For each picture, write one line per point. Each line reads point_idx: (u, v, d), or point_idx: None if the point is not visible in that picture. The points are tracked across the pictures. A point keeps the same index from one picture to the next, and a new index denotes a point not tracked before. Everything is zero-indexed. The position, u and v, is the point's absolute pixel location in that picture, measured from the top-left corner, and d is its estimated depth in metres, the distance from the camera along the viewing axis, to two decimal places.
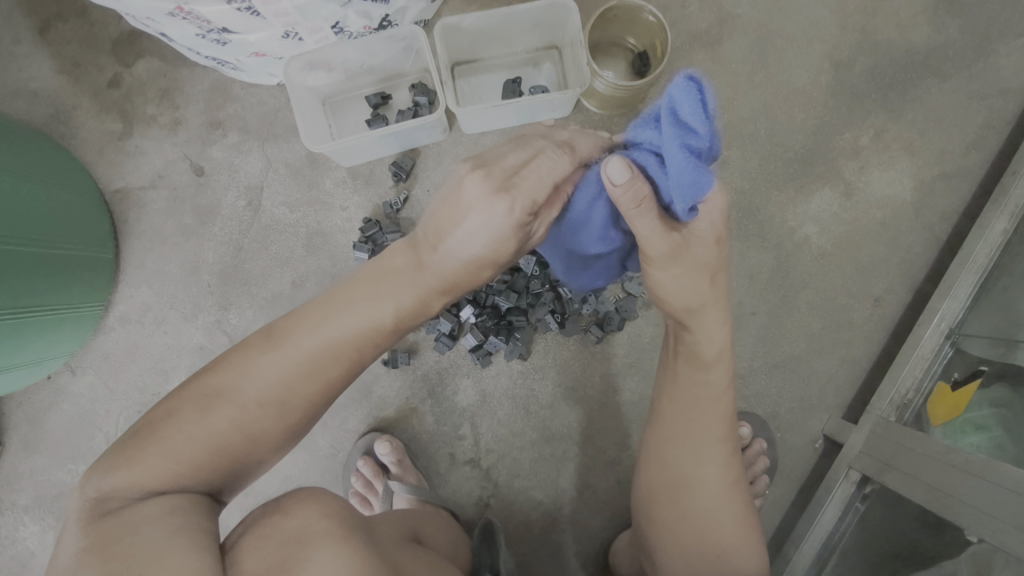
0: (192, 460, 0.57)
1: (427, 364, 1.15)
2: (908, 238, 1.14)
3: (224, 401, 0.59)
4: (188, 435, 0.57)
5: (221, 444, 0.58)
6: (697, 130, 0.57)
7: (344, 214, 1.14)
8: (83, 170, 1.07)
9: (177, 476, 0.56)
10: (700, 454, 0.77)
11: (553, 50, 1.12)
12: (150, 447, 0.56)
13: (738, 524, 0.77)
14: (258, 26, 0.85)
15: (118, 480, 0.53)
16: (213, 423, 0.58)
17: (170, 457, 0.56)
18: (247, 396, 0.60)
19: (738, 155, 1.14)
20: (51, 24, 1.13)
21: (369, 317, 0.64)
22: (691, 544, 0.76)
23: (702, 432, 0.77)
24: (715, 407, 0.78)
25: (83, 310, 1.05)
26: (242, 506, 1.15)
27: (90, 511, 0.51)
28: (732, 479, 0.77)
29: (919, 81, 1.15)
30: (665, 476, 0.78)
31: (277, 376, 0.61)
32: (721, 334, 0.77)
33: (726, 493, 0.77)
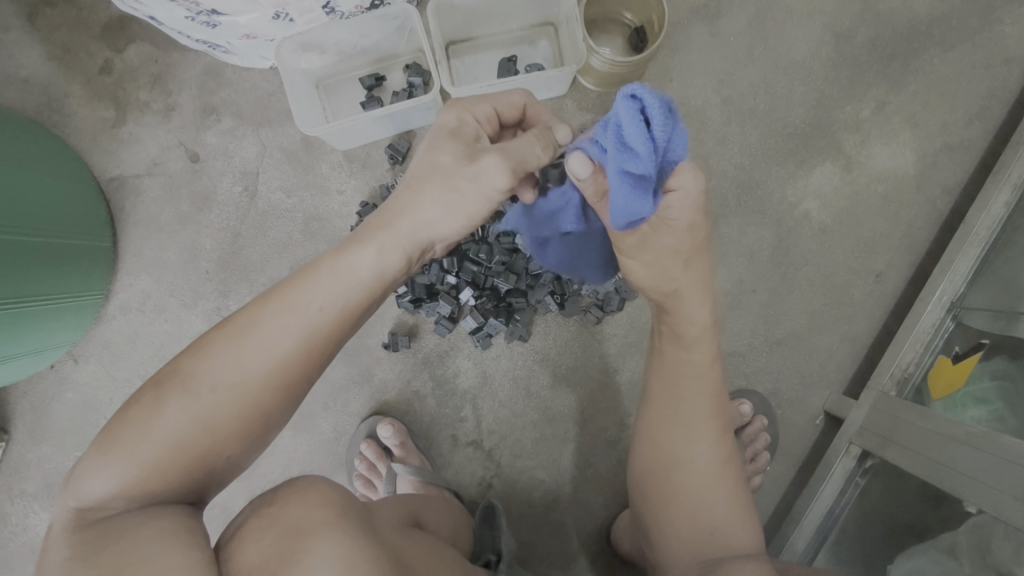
0: (149, 458, 0.53)
1: (427, 347, 1.15)
2: (910, 212, 1.13)
3: (176, 396, 0.56)
4: (147, 433, 0.54)
5: (181, 440, 0.55)
6: (639, 153, 0.51)
7: (341, 197, 1.13)
8: (77, 158, 1.07)
9: (142, 479, 0.53)
10: (692, 434, 0.78)
11: (549, 26, 1.10)
12: (112, 447, 0.54)
13: (731, 501, 0.77)
14: (248, 7, 0.84)
15: (92, 488, 0.52)
16: (168, 416, 0.55)
17: (127, 460, 0.53)
18: (205, 381, 0.56)
19: (737, 131, 1.12)
20: (40, 10, 1.12)
21: (327, 285, 0.61)
22: (686, 521, 0.76)
23: (691, 410, 0.78)
24: (703, 385, 0.79)
25: (82, 298, 1.04)
26: (248, 491, 1.16)
27: (73, 521, 0.51)
28: (724, 456, 0.78)
29: (921, 52, 1.13)
30: (656, 460, 0.79)
31: (233, 358, 0.57)
32: (705, 308, 0.78)
33: (721, 471, 0.77)
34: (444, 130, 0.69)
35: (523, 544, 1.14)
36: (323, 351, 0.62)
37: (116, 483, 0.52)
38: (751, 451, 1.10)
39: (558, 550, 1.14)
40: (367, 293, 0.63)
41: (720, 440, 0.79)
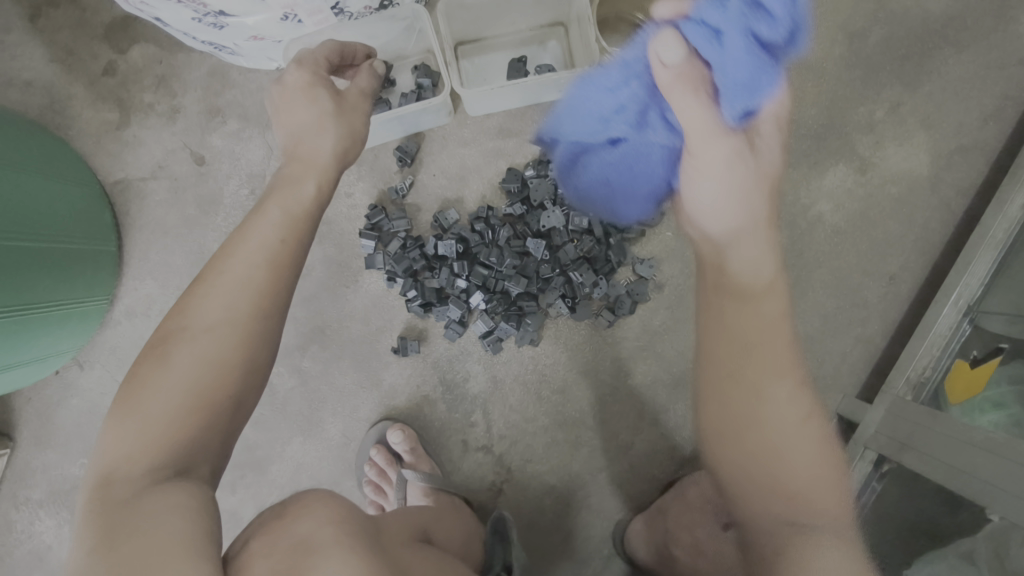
0: (163, 407, 0.55)
1: (437, 351, 1.13)
2: (924, 214, 1.12)
3: (173, 347, 0.58)
4: (162, 388, 0.56)
5: (196, 382, 0.56)
6: (772, 16, 0.65)
7: (350, 200, 1.12)
8: (81, 161, 1.05)
9: (160, 435, 0.54)
10: (772, 378, 0.70)
11: (559, 27, 1.08)
12: (130, 408, 0.55)
13: (818, 448, 0.70)
14: (256, 9, 0.83)
15: (110, 458, 0.53)
16: (177, 362, 0.57)
17: (143, 412, 0.55)
18: (193, 327, 0.59)
19: None
20: (41, 10, 1.10)
21: (267, 223, 0.66)
22: (756, 481, 0.69)
23: (771, 363, 0.70)
24: (773, 334, 0.71)
25: (88, 304, 1.03)
26: (256, 497, 1.14)
27: (93, 499, 0.51)
28: (805, 407, 0.70)
29: (936, 51, 1.12)
30: (747, 439, 0.69)
31: (220, 300, 0.60)
32: (766, 261, 0.75)
33: (803, 431, 0.70)
34: (277, 92, 0.75)
35: (535, 548, 1.13)
36: (292, 277, 0.65)
37: (134, 448, 0.53)
38: None
39: (570, 555, 1.13)
40: (311, 211, 0.69)
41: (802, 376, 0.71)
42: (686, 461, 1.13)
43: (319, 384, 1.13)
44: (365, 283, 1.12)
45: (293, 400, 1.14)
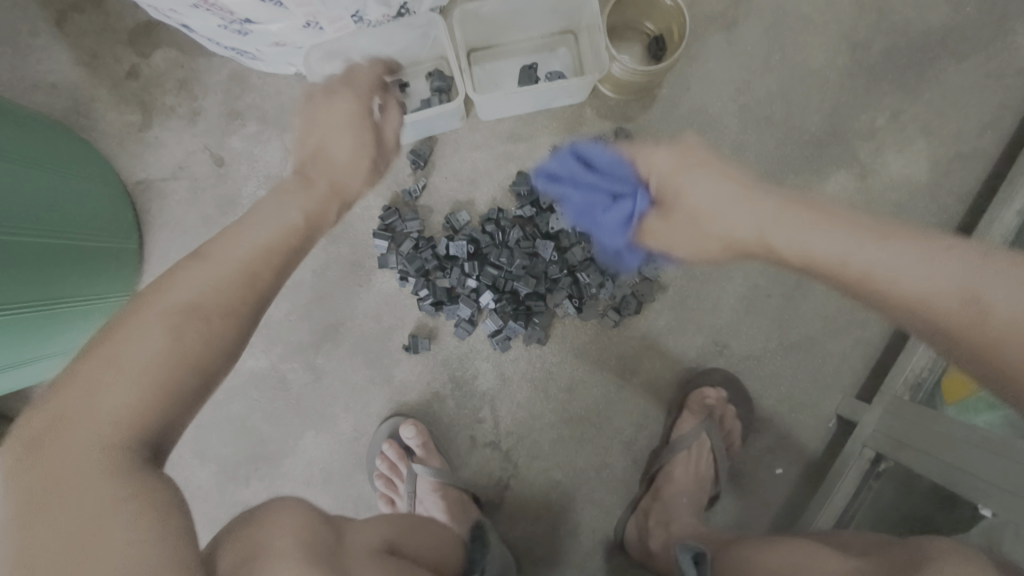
0: (119, 390, 0.54)
1: (447, 349, 1.16)
2: (923, 220, 1.15)
3: (143, 320, 0.57)
4: (130, 355, 0.55)
5: (167, 358, 0.56)
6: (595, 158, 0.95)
7: (364, 202, 1.15)
8: (104, 162, 1.09)
9: (118, 412, 0.52)
10: (887, 268, 0.66)
11: (569, 34, 1.11)
12: (88, 371, 0.54)
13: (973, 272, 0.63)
14: (280, 16, 0.86)
15: (48, 421, 0.52)
16: (151, 337, 0.56)
17: (106, 377, 0.53)
18: (168, 304, 0.59)
19: (754, 139, 1.14)
20: (68, 15, 1.13)
21: (265, 228, 0.69)
22: (1009, 324, 0.59)
23: (883, 271, 0.66)
24: (849, 246, 0.68)
25: (110, 300, 1.06)
26: (270, 489, 1.17)
27: (21, 457, 0.50)
28: (925, 258, 0.65)
29: (936, 61, 1.15)
30: (993, 340, 0.60)
31: (209, 283, 0.61)
32: (753, 219, 0.75)
33: (919, 264, 0.65)
34: (320, 99, 0.84)
35: (540, 542, 1.16)
36: (278, 281, 0.67)
37: (93, 409, 0.52)
38: (727, 432, 1.14)
39: (574, 548, 1.16)
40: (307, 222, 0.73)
41: (940, 278, 0.63)
42: (659, 443, 1.16)
43: (332, 380, 1.16)
44: (377, 282, 1.15)
45: (306, 396, 1.17)
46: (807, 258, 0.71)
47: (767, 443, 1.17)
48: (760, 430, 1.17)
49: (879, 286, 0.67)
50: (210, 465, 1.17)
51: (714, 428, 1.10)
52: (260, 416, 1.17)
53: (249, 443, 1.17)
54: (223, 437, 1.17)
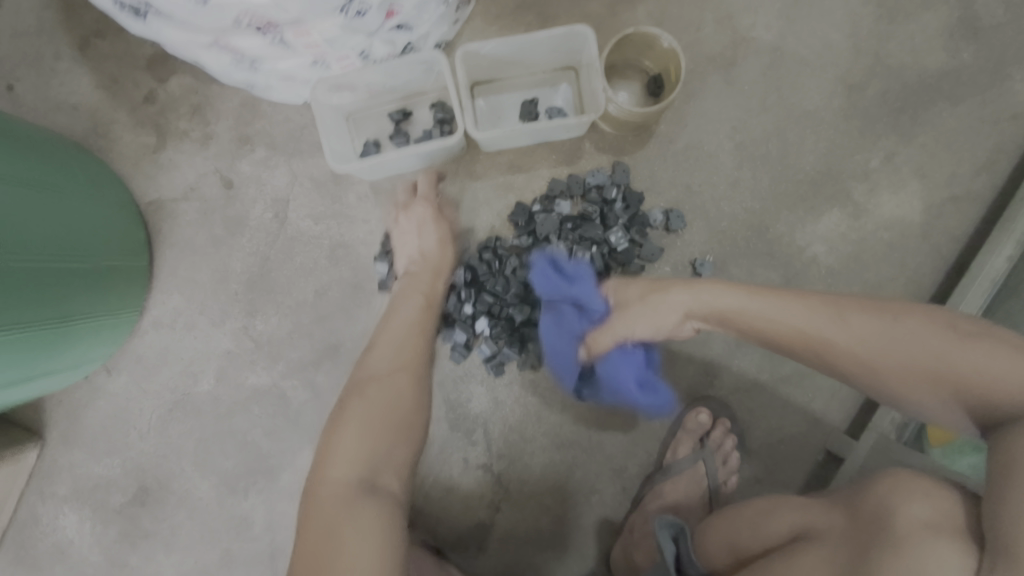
0: (351, 466, 0.83)
1: (442, 372, 1.19)
2: (916, 260, 1.16)
3: (373, 391, 0.92)
4: (364, 401, 0.90)
5: (388, 395, 0.91)
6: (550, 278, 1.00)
7: (367, 227, 1.19)
8: (119, 183, 1.13)
9: (381, 418, 0.89)
10: (829, 334, 0.74)
11: (571, 71, 1.14)
12: (339, 414, 0.90)
13: (876, 321, 0.72)
14: (288, 55, 0.90)
15: (366, 445, 0.86)
16: (364, 396, 0.91)
17: (356, 415, 0.88)
18: (361, 382, 0.94)
19: (749, 176, 1.16)
20: (90, 41, 1.18)
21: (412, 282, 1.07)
22: (931, 354, 0.68)
23: (823, 339, 0.75)
24: (779, 325, 0.78)
25: (120, 316, 1.11)
26: (266, 503, 1.21)
27: (313, 497, 0.81)
28: (841, 316, 0.74)
29: (931, 105, 1.16)
30: (924, 376, 0.69)
31: (394, 342, 0.99)
32: (676, 304, 0.87)
33: (844, 320, 0.74)
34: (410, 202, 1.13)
35: (527, 564, 1.18)
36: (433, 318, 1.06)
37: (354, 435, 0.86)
38: (721, 455, 1.14)
39: (561, 572, 1.18)
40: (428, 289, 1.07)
41: (868, 336, 0.72)
42: (652, 469, 1.17)
43: (330, 399, 1.20)
44: (377, 305, 1.19)
45: (305, 413, 1.20)
46: (760, 322, 0.80)
47: (755, 475, 1.18)
48: (748, 462, 1.18)
49: (820, 344, 0.75)
50: (210, 478, 1.21)
51: (706, 454, 1.13)
52: (260, 432, 1.20)
53: (249, 458, 1.21)
54: (224, 451, 1.21)
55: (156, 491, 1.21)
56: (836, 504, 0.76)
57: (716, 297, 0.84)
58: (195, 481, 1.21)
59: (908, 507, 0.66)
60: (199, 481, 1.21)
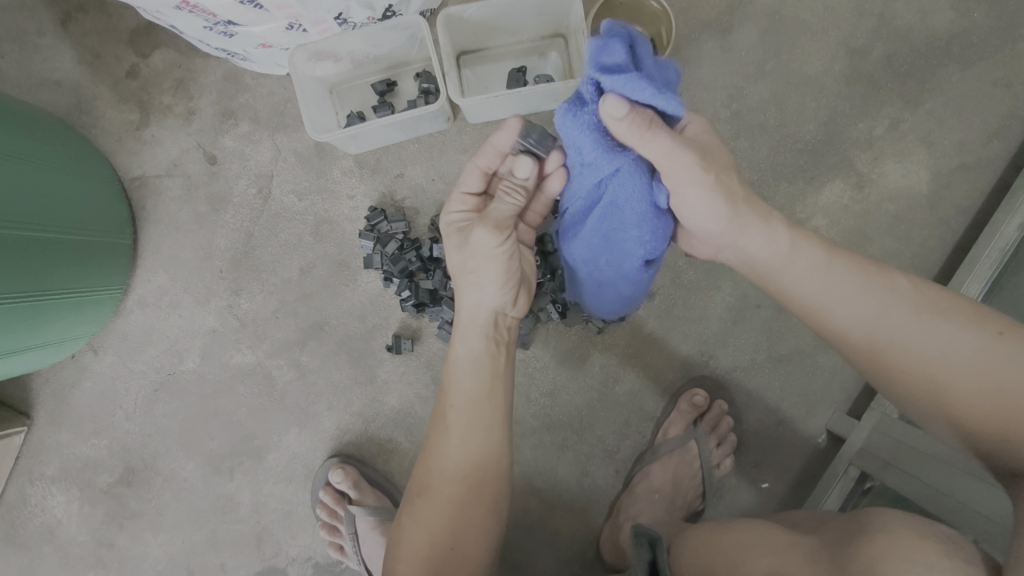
0: (442, 528, 0.78)
1: (430, 350, 1.16)
2: (922, 232, 1.11)
3: (449, 441, 0.80)
4: (454, 403, 0.81)
5: (479, 399, 0.80)
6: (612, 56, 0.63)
7: (351, 202, 1.16)
8: (102, 158, 1.11)
9: (474, 420, 0.80)
10: (902, 321, 0.64)
11: (559, 38, 1.11)
12: (439, 416, 0.82)
13: (973, 345, 0.60)
14: (262, 18, 0.87)
15: (455, 449, 0.80)
16: (456, 398, 0.81)
17: (447, 421, 0.81)
18: (454, 381, 0.81)
19: (747, 146, 1.12)
20: (73, 15, 1.17)
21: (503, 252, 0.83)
22: (1005, 398, 0.57)
23: (898, 319, 0.64)
24: (859, 291, 0.67)
25: (102, 293, 1.09)
26: (253, 484, 1.19)
27: (414, 496, 0.82)
28: (934, 317, 0.63)
29: (940, 69, 1.11)
30: (971, 418, 0.59)
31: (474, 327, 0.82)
32: (775, 236, 0.72)
33: (933, 325, 0.63)
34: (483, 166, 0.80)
35: (517, 548, 1.15)
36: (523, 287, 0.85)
37: (448, 446, 0.80)
38: (717, 436, 1.12)
39: (552, 557, 1.15)
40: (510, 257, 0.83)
41: (951, 348, 0.61)
42: (644, 449, 1.14)
43: (316, 378, 1.17)
44: (362, 282, 1.16)
45: (291, 392, 1.18)
46: (820, 298, 0.68)
47: (752, 458, 1.14)
48: (745, 444, 1.14)
49: (890, 335, 0.65)
50: (196, 458, 1.20)
51: (699, 434, 1.09)
52: (246, 412, 1.18)
53: (235, 438, 1.19)
54: (210, 431, 1.19)
55: (142, 471, 1.20)
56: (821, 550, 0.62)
57: (789, 259, 0.71)
58: (181, 462, 1.20)
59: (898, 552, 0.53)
60: (186, 461, 1.20)
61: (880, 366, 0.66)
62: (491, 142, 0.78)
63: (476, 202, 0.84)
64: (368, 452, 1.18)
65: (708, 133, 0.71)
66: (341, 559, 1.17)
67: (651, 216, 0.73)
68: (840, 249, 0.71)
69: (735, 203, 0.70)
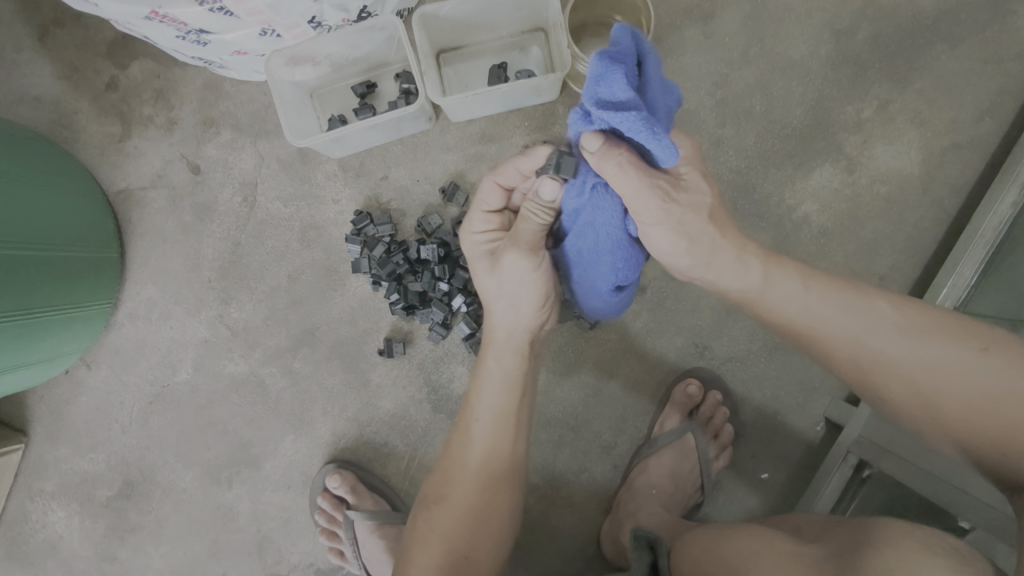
0: (461, 538, 0.77)
1: (422, 353, 1.16)
2: (915, 214, 1.09)
3: (473, 450, 0.80)
4: (480, 412, 0.80)
5: (505, 409, 0.80)
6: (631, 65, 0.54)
7: (337, 206, 1.15)
8: (85, 173, 1.11)
9: (495, 428, 0.80)
10: (884, 338, 0.65)
11: (539, 32, 1.09)
12: (463, 423, 0.82)
13: (957, 360, 0.61)
14: (234, 25, 0.86)
15: (476, 457, 0.79)
16: (483, 407, 0.80)
17: (470, 429, 0.81)
18: (483, 391, 0.81)
19: (734, 134, 1.10)
20: (50, 30, 1.16)
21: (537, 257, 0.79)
22: (990, 413, 0.59)
23: (876, 340, 0.65)
24: (838, 316, 0.67)
25: (91, 308, 1.09)
26: (251, 492, 1.19)
27: (429, 501, 0.81)
28: (914, 334, 0.64)
29: (927, 47, 1.09)
30: (967, 430, 0.60)
31: (506, 339, 0.81)
32: (752, 265, 0.72)
33: (915, 342, 0.64)
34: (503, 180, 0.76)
35: (518, 547, 1.15)
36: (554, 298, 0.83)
37: (471, 455, 0.80)
38: (712, 427, 1.12)
39: (553, 555, 1.14)
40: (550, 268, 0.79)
41: (939, 364, 0.62)
42: (640, 444, 1.13)
43: (309, 384, 1.17)
44: (351, 287, 1.16)
45: (285, 400, 1.17)
46: (803, 323, 0.69)
47: (750, 449, 1.13)
48: (743, 434, 1.13)
49: (874, 356, 0.65)
50: (194, 469, 1.20)
51: (694, 427, 1.10)
52: (241, 420, 1.18)
53: (231, 447, 1.19)
54: (206, 441, 1.19)
55: (140, 484, 1.20)
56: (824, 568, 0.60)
57: (767, 285, 0.71)
58: (179, 473, 1.20)
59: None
60: (184, 472, 1.20)
61: (870, 384, 0.67)
62: (514, 163, 0.75)
63: (499, 221, 0.80)
64: (364, 457, 1.18)
65: (690, 167, 0.70)
66: (342, 564, 1.17)
67: (625, 245, 0.69)
68: (816, 271, 0.72)
69: (703, 245, 0.70)
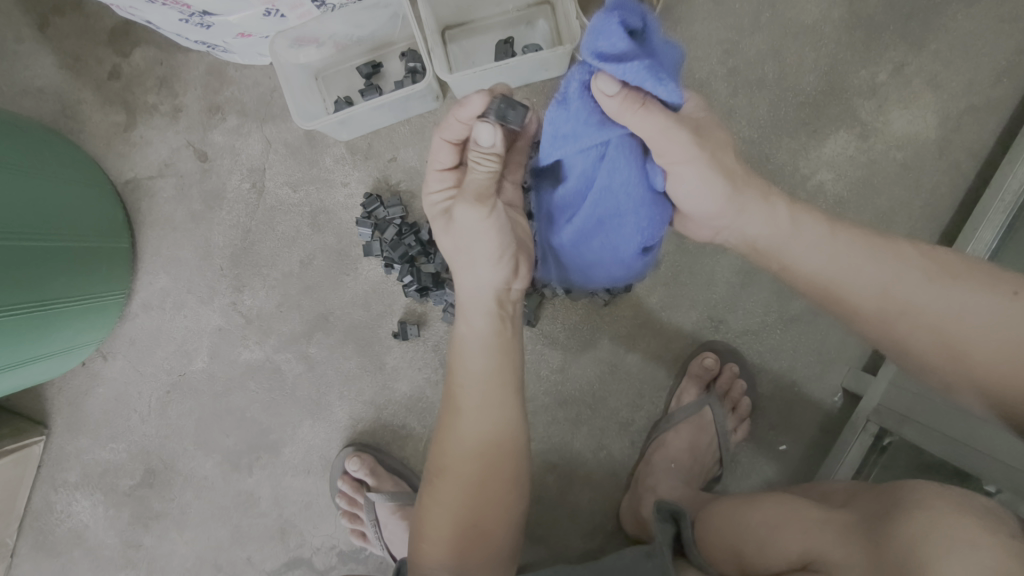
0: (463, 512, 0.77)
1: (437, 334, 1.16)
2: (932, 180, 1.07)
3: (464, 422, 0.78)
4: (466, 383, 0.78)
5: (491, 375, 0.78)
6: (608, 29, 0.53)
7: (347, 189, 1.15)
8: (93, 163, 1.10)
9: (485, 398, 0.78)
10: (911, 286, 0.63)
11: (546, 5, 1.07)
12: (450, 395, 0.80)
13: (984, 309, 0.60)
14: (237, 6, 0.85)
15: (468, 429, 0.78)
16: (467, 377, 0.78)
17: (459, 401, 0.79)
18: (466, 360, 0.78)
19: (746, 103, 1.08)
20: (50, 19, 1.15)
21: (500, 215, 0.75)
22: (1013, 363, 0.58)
23: (905, 287, 0.64)
24: (864, 263, 0.66)
25: (106, 298, 1.09)
26: (272, 477, 1.20)
27: (431, 478, 0.81)
28: (941, 283, 0.63)
29: (943, 7, 1.06)
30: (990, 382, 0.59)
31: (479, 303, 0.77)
32: (780, 216, 0.70)
33: (942, 291, 0.62)
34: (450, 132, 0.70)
35: (538, 523, 1.15)
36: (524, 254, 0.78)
37: (463, 426, 0.78)
38: (730, 400, 1.11)
39: (573, 531, 1.15)
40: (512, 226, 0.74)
41: (966, 314, 0.61)
42: (658, 418, 1.13)
43: (325, 369, 1.17)
44: (363, 270, 1.15)
45: (301, 385, 1.18)
46: (824, 277, 0.67)
47: (768, 420, 1.13)
48: (760, 406, 1.13)
49: (897, 304, 0.64)
50: (214, 456, 1.20)
51: (713, 399, 1.09)
52: (259, 407, 1.19)
53: (250, 433, 1.19)
54: (225, 429, 1.20)
55: (162, 472, 1.21)
56: (854, 533, 0.60)
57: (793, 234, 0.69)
58: (200, 461, 1.21)
59: (942, 544, 0.50)
60: (204, 460, 1.21)
61: (893, 336, 0.65)
62: (453, 113, 0.67)
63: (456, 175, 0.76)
64: (383, 439, 1.18)
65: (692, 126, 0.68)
66: (364, 545, 1.18)
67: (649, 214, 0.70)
68: (841, 224, 0.70)
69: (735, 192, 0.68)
